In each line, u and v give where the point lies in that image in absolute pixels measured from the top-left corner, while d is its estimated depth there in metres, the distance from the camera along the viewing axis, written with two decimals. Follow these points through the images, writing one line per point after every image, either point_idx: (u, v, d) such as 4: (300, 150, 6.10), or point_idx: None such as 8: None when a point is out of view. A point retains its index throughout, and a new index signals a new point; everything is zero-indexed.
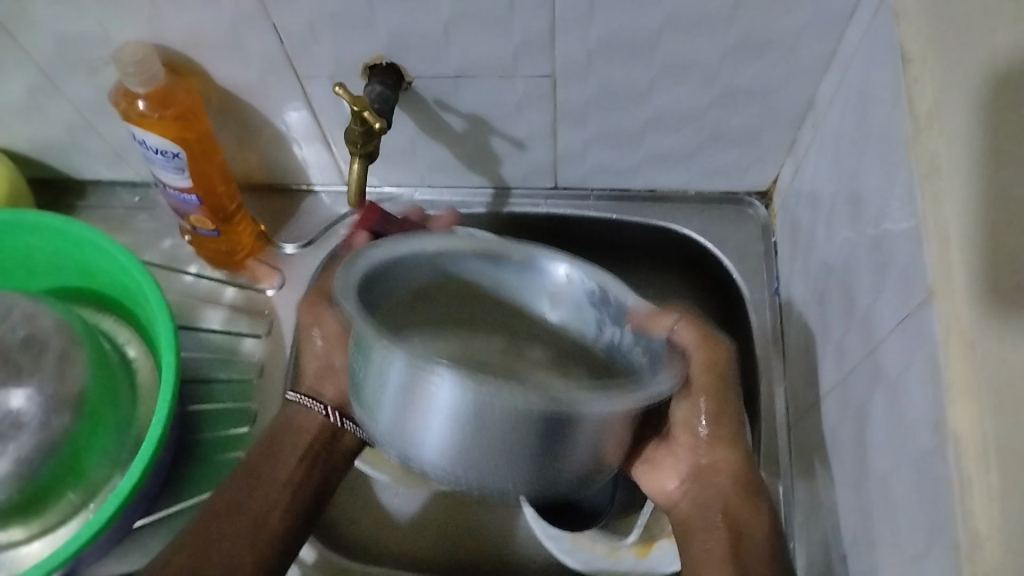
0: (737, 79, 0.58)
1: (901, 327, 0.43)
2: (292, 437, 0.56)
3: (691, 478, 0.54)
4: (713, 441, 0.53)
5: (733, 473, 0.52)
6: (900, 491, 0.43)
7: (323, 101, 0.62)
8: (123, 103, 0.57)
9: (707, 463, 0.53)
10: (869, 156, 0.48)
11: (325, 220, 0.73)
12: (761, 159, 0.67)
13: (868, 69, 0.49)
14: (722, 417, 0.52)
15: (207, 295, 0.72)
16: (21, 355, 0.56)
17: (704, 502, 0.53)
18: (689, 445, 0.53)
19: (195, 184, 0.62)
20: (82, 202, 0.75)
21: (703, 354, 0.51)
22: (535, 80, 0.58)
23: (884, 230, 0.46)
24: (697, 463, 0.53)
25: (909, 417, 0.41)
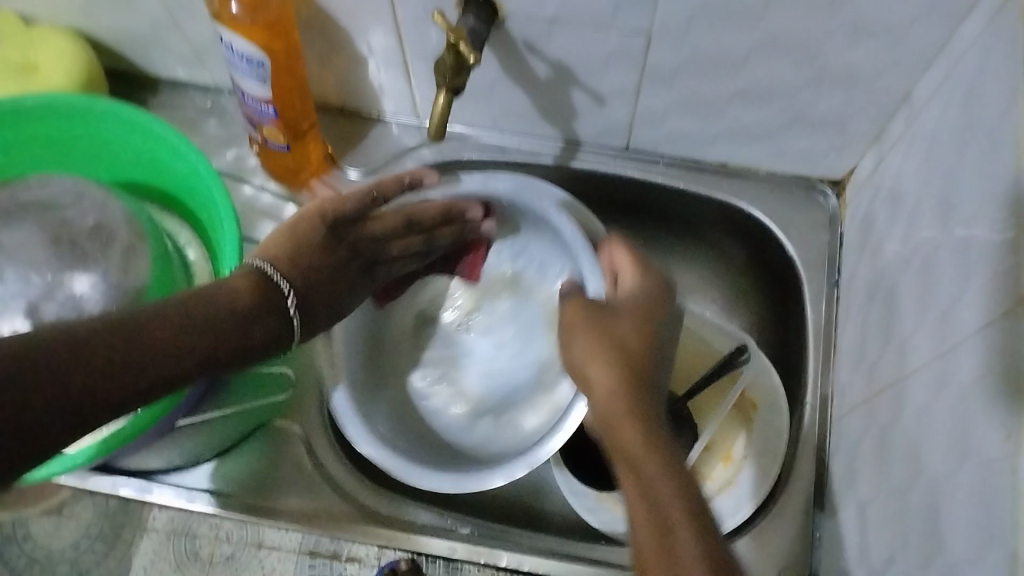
0: (837, 59, 0.56)
1: (979, 332, 0.42)
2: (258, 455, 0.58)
3: (604, 418, 0.47)
4: (613, 352, 0.48)
5: (632, 406, 0.45)
6: (950, 497, 0.42)
7: (411, 28, 0.61)
8: (217, 3, 0.57)
9: (602, 391, 0.47)
10: (968, 157, 0.47)
11: (392, 150, 0.73)
12: (843, 147, 0.65)
13: (982, 64, 0.47)
14: (593, 339, 0.49)
15: (266, 210, 0.72)
16: (88, 243, 0.56)
17: (637, 456, 0.43)
18: (579, 357, 0.49)
19: (274, 97, 0.62)
20: (154, 100, 0.75)
21: (576, 317, 0.51)
22: (630, 35, 0.57)
23: (974, 231, 0.45)
24: (604, 396, 0.46)
25: (976, 424, 0.40)
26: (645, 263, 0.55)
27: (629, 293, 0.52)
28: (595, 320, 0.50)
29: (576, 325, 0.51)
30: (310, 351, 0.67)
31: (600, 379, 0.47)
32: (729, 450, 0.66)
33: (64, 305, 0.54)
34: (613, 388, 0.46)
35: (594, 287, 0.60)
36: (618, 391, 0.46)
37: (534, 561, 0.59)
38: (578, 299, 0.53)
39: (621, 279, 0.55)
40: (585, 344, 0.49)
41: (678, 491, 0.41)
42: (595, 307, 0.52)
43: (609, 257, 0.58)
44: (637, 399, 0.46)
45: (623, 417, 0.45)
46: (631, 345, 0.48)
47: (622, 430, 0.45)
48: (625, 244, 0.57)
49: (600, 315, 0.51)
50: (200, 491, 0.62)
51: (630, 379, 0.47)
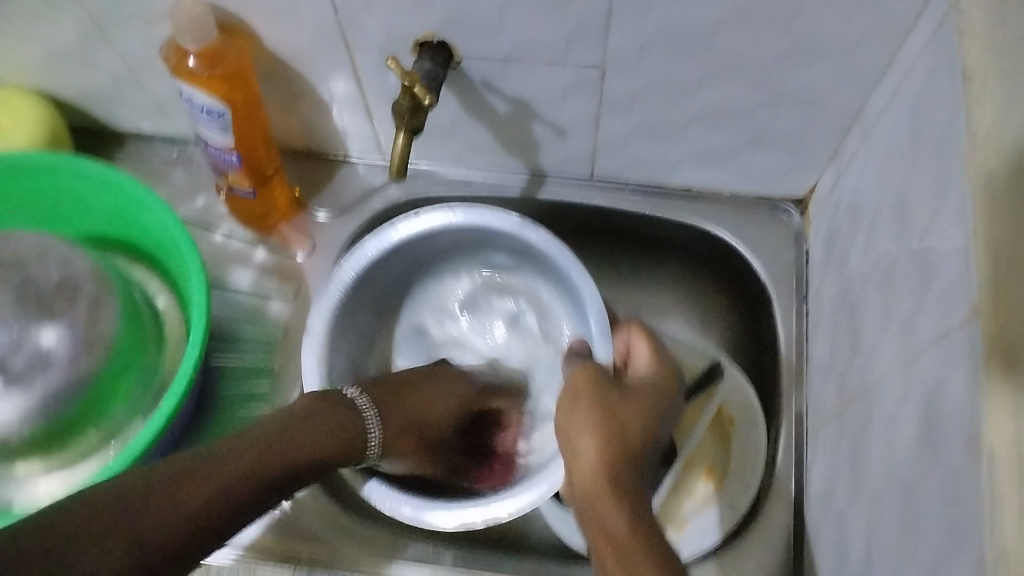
0: (789, 81, 0.57)
1: (938, 344, 0.43)
2: (320, 416, 0.50)
3: (586, 505, 0.47)
4: (603, 433, 0.49)
5: (623, 491, 0.46)
6: (921, 507, 0.43)
7: (370, 71, 0.62)
8: (174, 59, 0.57)
9: (585, 469, 0.48)
10: (920, 171, 0.48)
11: (360, 190, 0.73)
12: (803, 165, 0.66)
13: (927, 81, 0.48)
14: (598, 412, 0.50)
15: (236, 255, 0.72)
16: (54, 296, 0.56)
17: (599, 518, 0.45)
18: (569, 430, 0.51)
19: (237, 145, 0.62)
20: (120, 153, 0.75)
21: (583, 387, 0.53)
22: (585, 68, 0.58)
23: (927, 245, 0.46)
24: (592, 478, 0.47)
25: (941, 435, 0.41)
26: (667, 355, 0.57)
27: (640, 380, 0.54)
28: (604, 395, 0.52)
29: (579, 401, 0.51)
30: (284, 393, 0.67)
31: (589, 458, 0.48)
32: (709, 463, 0.67)
33: (30, 359, 0.54)
34: (596, 472, 0.47)
35: (604, 351, 0.60)
36: (600, 474, 0.47)
37: None
38: (590, 366, 0.54)
39: (639, 365, 0.56)
40: (587, 417, 0.50)
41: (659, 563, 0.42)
42: (604, 382, 0.53)
43: (623, 345, 0.59)
44: (623, 490, 0.46)
45: (607, 495, 0.46)
46: (622, 427, 0.49)
47: (607, 509, 0.45)
48: (643, 330, 0.59)
49: (605, 387, 0.52)
50: None
51: (616, 466, 0.47)
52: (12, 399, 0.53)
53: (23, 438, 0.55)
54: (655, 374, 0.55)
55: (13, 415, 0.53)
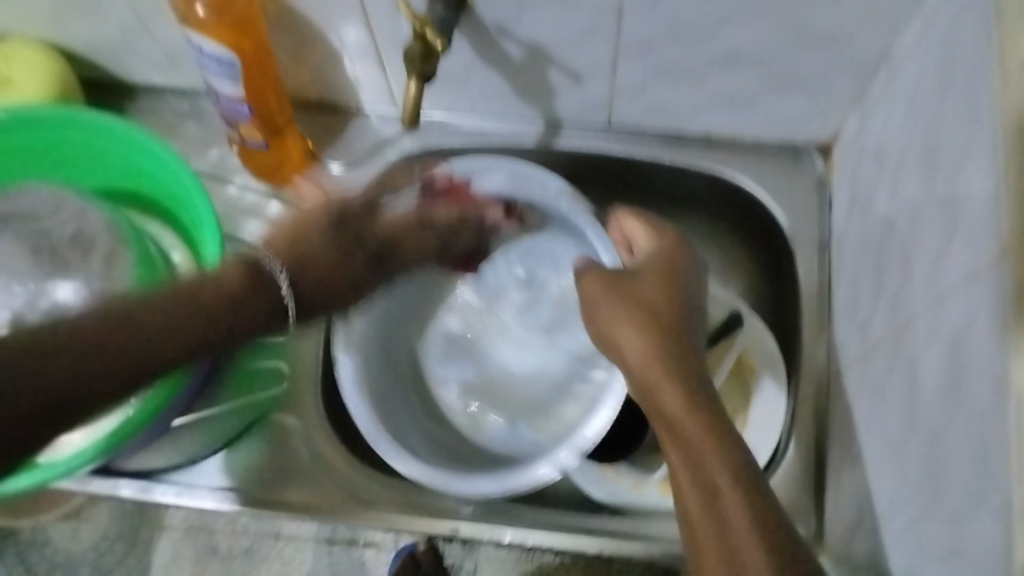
0: (813, 22, 0.55)
1: (966, 290, 0.42)
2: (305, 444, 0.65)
3: (644, 390, 0.51)
4: (644, 334, 0.52)
5: (682, 389, 0.49)
6: (945, 456, 0.42)
7: (381, 17, 0.60)
8: (182, 6, 0.56)
9: (637, 352, 0.51)
10: (949, 112, 0.46)
11: (374, 141, 0.72)
12: (827, 109, 0.64)
13: (958, 16, 0.46)
14: (622, 305, 0.54)
15: (251, 208, 0.72)
16: (69, 251, 0.57)
17: (673, 418, 0.48)
18: (610, 329, 0.54)
19: (248, 95, 0.61)
20: (133, 106, 0.75)
21: (594, 288, 0.56)
22: (601, 10, 0.56)
23: (956, 187, 0.44)
24: (646, 361, 0.51)
25: (967, 382, 0.40)
26: (665, 228, 0.59)
27: (652, 258, 0.57)
28: (625, 293, 0.54)
29: (602, 299, 0.55)
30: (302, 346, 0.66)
31: (637, 350, 0.51)
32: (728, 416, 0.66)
33: (48, 312, 0.55)
34: (655, 364, 0.50)
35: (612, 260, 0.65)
36: (658, 371, 0.50)
37: (537, 536, 0.60)
38: (592, 270, 0.57)
39: (640, 246, 0.59)
40: (614, 311, 0.54)
41: (727, 460, 0.46)
42: (614, 275, 0.56)
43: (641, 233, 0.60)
44: (682, 385, 0.49)
45: (663, 380, 0.50)
46: (663, 320, 0.53)
47: (667, 395, 0.49)
48: (632, 215, 0.61)
49: (635, 275, 0.56)
50: (198, 486, 0.62)
51: (663, 347, 0.51)
52: None
53: None
54: (671, 251, 0.57)
55: None
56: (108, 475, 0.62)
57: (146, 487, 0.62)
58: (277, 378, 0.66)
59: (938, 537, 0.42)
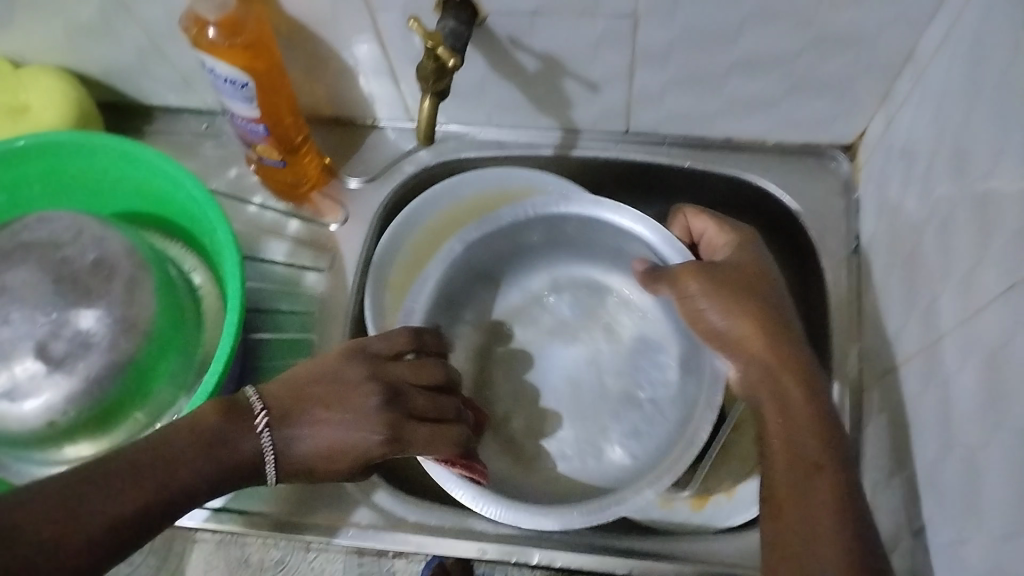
0: (834, 23, 0.54)
1: (1002, 303, 0.40)
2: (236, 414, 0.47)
3: (735, 354, 0.53)
4: (731, 305, 0.53)
5: (786, 350, 0.51)
6: (986, 477, 0.41)
7: (394, 33, 0.60)
8: (194, 29, 0.56)
9: (751, 335, 0.52)
10: (979, 115, 0.45)
11: (391, 155, 0.72)
12: (850, 110, 0.63)
13: (986, 17, 0.45)
14: (721, 292, 0.54)
15: (270, 227, 0.71)
16: (91, 278, 0.56)
17: (767, 372, 0.51)
18: (699, 304, 0.55)
19: (263, 115, 0.61)
20: (151, 128, 0.75)
21: (691, 280, 0.56)
22: (616, 19, 0.55)
23: (988, 196, 0.43)
24: (721, 329, 0.54)
25: (1008, 400, 0.39)
26: (752, 232, 0.59)
27: (729, 265, 0.56)
28: (739, 293, 0.54)
29: (689, 283, 0.55)
30: None
31: (756, 346, 0.52)
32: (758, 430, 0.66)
33: (72, 342, 0.54)
34: (764, 345, 0.52)
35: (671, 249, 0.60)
36: (762, 336, 0.52)
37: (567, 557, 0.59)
38: (696, 266, 0.56)
39: (715, 242, 0.60)
40: (716, 299, 0.54)
41: (838, 511, 0.45)
42: (710, 268, 0.56)
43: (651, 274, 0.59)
44: (785, 351, 0.51)
45: (769, 391, 0.51)
46: (776, 329, 0.52)
47: (797, 424, 0.49)
48: (706, 213, 0.62)
49: (725, 267, 0.56)
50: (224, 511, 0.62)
51: (771, 332, 0.52)
52: (56, 383, 0.54)
53: (74, 420, 0.56)
54: (740, 241, 0.58)
55: (58, 399, 0.54)
56: None
57: None
58: None
59: (981, 560, 0.41)
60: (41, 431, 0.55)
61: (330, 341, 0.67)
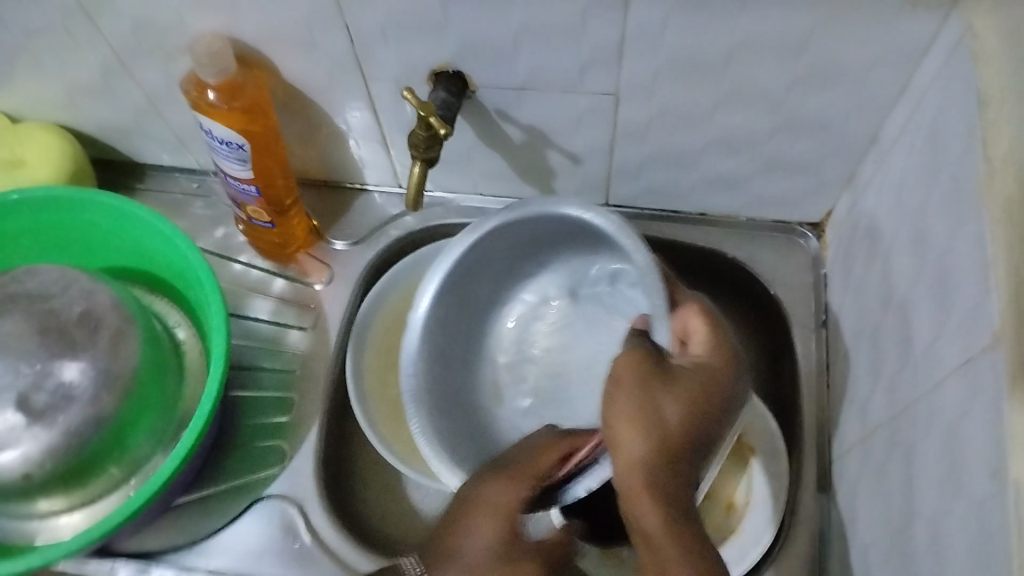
0: (802, 107, 0.57)
1: (960, 373, 0.42)
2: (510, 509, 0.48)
3: (634, 495, 0.41)
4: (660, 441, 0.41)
5: (673, 490, 0.40)
6: (945, 540, 0.42)
7: (387, 103, 0.62)
8: (194, 92, 0.58)
9: (669, 425, 0.42)
10: (937, 196, 0.48)
11: (378, 219, 0.74)
12: (818, 189, 0.66)
13: (942, 105, 0.48)
14: (633, 403, 0.42)
15: (256, 285, 0.73)
16: (77, 330, 0.57)
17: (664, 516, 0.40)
18: (627, 442, 0.41)
19: (256, 177, 0.63)
20: (141, 186, 0.76)
21: (625, 373, 0.44)
22: (598, 97, 0.58)
23: (946, 270, 0.45)
24: (628, 465, 0.41)
25: (963, 465, 0.41)
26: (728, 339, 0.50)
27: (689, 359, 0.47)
28: (651, 383, 0.43)
29: (624, 383, 0.43)
30: (304, 425, 0.67)
31: (632, 453, 0.41)
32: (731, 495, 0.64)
33: (54, 393, 0.55)
34: (646, 469, 0.40)
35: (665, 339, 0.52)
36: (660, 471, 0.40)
37: None
38: (630, 358, 0.45)
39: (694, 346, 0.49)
40: (630, 401, 0.42)
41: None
42: (653, 366, 0.44)
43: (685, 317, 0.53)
44: (677, 488, 0.41)
45: (651, 494, 0.40)
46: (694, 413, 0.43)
47: (672, 560, 0.39)
48: (704, 313, 0.52)
49: (658, 365, 0.44)
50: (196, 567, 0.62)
51: (673, 469, 0.41)
52: (35, 434, 0.54)
53: (48, 473, 0.56)
54: (709, 339, 0.49)
55: (36, 452, 0.54)
56: (106, 556, 0.62)
57: (142, 569, 0.61)
58: (279, 455, 0.66)
59: None
60: (15, 483, 0.55)
61: (311, 398, 0.68)
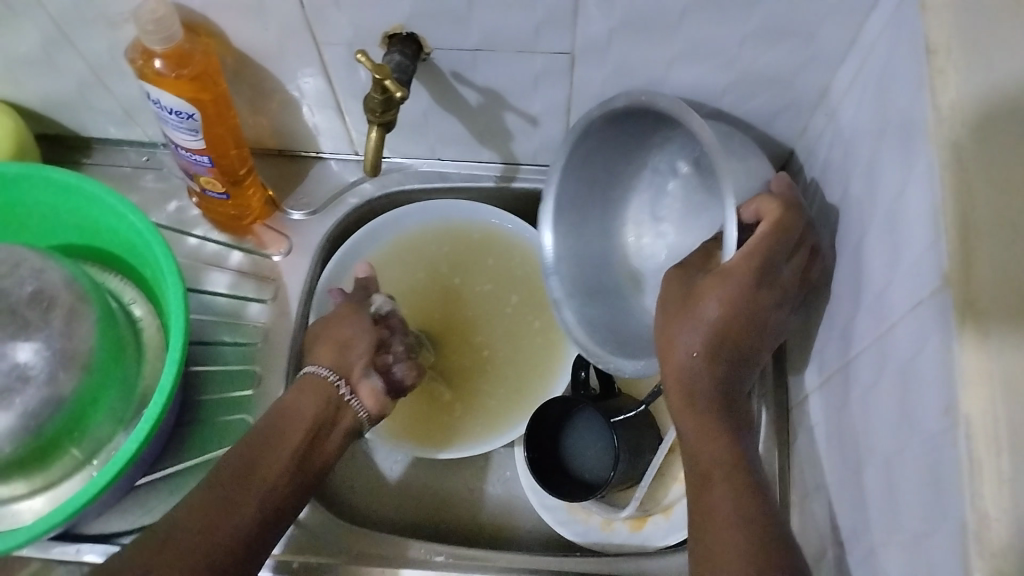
0: (755, 63, 0.58)
1: (911, 317, 0.44)
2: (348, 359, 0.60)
3: (682, 393, 0.51)
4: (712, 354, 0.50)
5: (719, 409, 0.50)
6: (900, 477, 0.44)
7: (338, 67, 0.61)
8: (139, 61, 0.56)
9: (701, 316, 0.51)
10: (887, 146, 0.49)
11: (335, 188, 0.73)
12: (771, 144, 0.67)
13: (891, 57, 0.49)
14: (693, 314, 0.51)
15: (212, 258, 0.71)
16: (29, 311, 0.56)
17: (698, 430, 0.50)
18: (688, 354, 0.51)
19: (208, 146, 0.62)
20: (88, 160, 0.74)
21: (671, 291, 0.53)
22: (553, 56, 0.58)
23: (897, 218, 0.47)
24: (690, 373, 0.51)
25: (916, 404, 0.42)
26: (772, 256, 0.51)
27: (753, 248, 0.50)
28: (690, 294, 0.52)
29: (676, 308, 0.52)
30: (266, 397, 0.66)
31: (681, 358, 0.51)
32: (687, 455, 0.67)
33: (8, 374, 0.53)
34: (689, 380, 0.51)
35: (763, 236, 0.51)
36: (689, 396, 0.51)
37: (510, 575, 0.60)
38: (673, 275, 0.54)
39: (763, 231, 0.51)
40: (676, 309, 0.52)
41: (741, 509, 0.47)
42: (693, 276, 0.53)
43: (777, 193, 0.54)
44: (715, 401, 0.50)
45: (698, 411, 0.50)
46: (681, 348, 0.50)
47: (706, 445, 0.50)
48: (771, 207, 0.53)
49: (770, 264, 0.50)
50: None
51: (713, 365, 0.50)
52: None
53: (7, 456, 0.54)
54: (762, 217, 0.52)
55: None
56: (70, 538, 0.61)
57: (108, 550, 0.60)
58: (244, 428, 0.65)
59: (898, 558, 0.44)
60: None
61: (273, 370, 0.67)
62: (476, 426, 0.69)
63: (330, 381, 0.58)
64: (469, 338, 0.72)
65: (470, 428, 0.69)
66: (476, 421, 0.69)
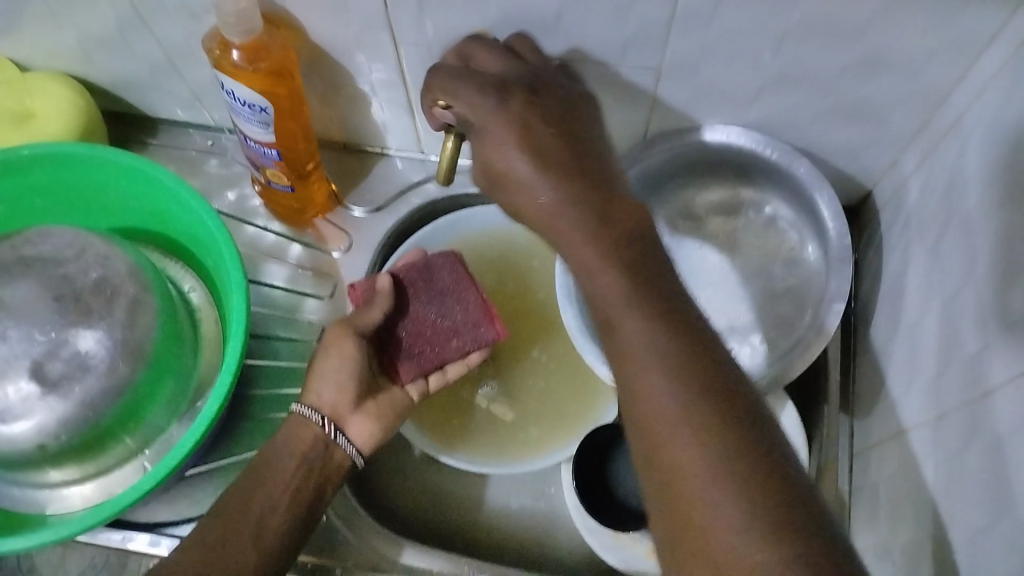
0: (851, 94, 0.55)
1: (1013, 385, 0.41)
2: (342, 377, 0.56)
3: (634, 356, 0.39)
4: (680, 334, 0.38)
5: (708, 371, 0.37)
6: (985, 552, 0.41)
7: (414, 67, 0.60)
8: (218, 51, 0.55)
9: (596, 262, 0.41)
10: (994, 195, 0.46)
11: (397, 187, 0.72)
12: (856, 174, 0.64)
13: (1007, 101, 0.46)
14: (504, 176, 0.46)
15: (270, 250, 0.70)
16: (92, 298, 0.55)
17: (688, 398, 0.37)
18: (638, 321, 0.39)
19: (278, 140, 0.60)
20: (153, 141, 0.74)
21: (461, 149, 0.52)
22: (639, 72, 0.56)
23: (1001, 276, 0.44)
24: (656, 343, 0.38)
25: (1012, 480, 0.40)
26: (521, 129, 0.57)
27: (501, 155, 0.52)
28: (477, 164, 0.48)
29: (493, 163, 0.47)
30: None
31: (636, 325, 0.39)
32: None
33: (69, 361, 0.53)
34: (664, 354, 0.38)
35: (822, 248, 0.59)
36: (687, 367, 0.37)
37: None
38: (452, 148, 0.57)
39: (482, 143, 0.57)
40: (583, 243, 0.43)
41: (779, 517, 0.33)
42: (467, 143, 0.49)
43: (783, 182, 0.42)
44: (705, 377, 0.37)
45: (688, 369, 0.37)
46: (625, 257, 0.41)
47: (692, 429, 0.36)
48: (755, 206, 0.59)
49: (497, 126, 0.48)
50: None
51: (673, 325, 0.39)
52: (49, 405, 0.52)
53: (61, 443, 0.54)
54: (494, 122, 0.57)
55: (50, 421, 0.52)
56: (119, 525, 0.61)
57: (154, 540, 0.60)
58: None
59: None
60: (29, 453, 0.54)
61: None
62: (532, 437, 0.67)
63: (314, 422, 0.55)
64: (527, 351, 0.70)
65: (522, 437, 0.67)
66: (530, 432, 0.67)
